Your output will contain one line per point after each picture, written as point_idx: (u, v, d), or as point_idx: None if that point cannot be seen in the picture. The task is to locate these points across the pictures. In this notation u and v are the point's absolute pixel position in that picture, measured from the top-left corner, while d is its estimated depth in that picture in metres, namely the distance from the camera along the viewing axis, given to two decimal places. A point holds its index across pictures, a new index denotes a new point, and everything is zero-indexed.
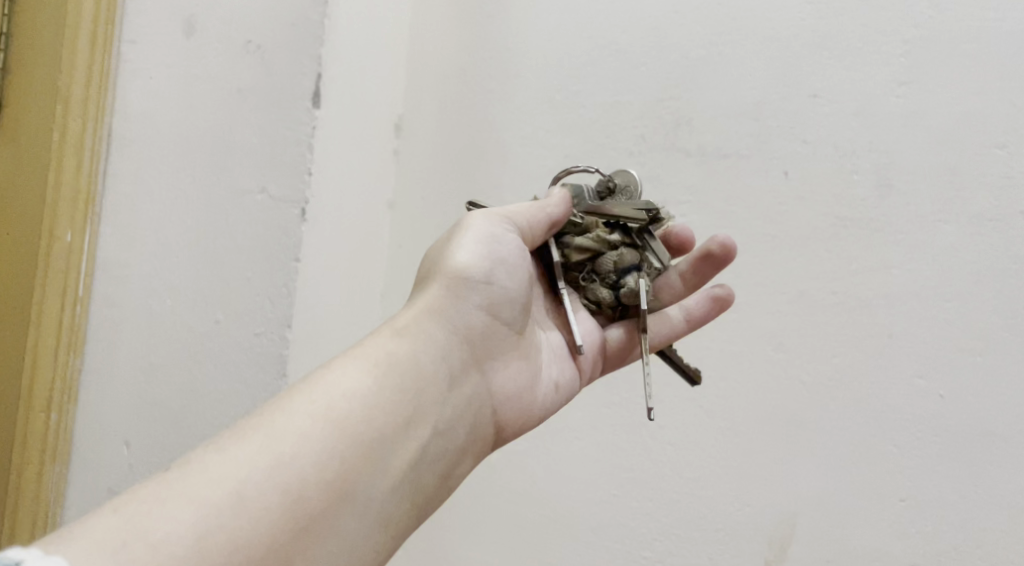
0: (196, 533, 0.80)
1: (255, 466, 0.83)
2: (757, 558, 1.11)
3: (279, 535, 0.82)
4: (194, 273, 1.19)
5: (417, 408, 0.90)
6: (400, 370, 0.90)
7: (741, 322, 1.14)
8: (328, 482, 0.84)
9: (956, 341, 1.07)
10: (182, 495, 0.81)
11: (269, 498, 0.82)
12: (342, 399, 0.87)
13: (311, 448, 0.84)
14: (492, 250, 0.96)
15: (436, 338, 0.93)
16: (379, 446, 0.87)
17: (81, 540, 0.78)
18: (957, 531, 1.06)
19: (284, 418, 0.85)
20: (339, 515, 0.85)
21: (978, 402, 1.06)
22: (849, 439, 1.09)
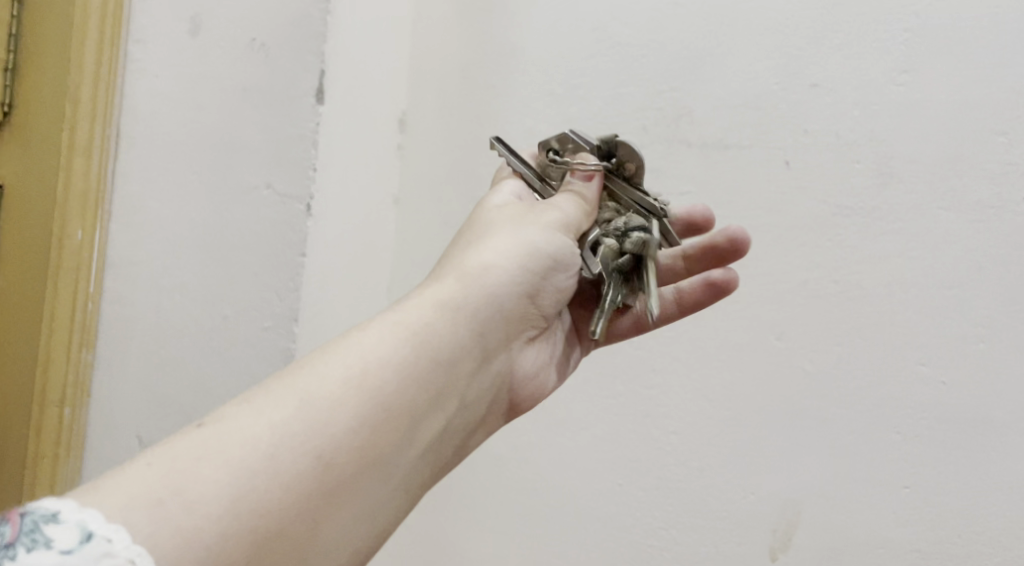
0: (229, 494, 0.80)
1: (291, 430, 0.83)
2: (761, 545, 1.12)
3: (308, 501, 0.82)
4: (203, 269, 1.21)
5: (450, 381, 0.90)
6: (438, 342, 0.89)
7: (742, 312, 1.15)
8: (359, 451, 0.84)
9: (958, 328, 1.08)
10: (217, 454, 0.81)
11: (300, 463, 0.82)
12: (379, 368, 0.87)
13: (345, 415, 0.84)
14: (551, 246, 0.95)
15: (482, 315, 0.92)
16: (409, 416, 0.87)
17: (115, 494, 0.78)
18: (961, 517, 1.06)
19: (321, 383, 0.85)
20: (367, 484, 0.85)
21: (981, 388, 1.06)
22: (852, 427, 1.10)
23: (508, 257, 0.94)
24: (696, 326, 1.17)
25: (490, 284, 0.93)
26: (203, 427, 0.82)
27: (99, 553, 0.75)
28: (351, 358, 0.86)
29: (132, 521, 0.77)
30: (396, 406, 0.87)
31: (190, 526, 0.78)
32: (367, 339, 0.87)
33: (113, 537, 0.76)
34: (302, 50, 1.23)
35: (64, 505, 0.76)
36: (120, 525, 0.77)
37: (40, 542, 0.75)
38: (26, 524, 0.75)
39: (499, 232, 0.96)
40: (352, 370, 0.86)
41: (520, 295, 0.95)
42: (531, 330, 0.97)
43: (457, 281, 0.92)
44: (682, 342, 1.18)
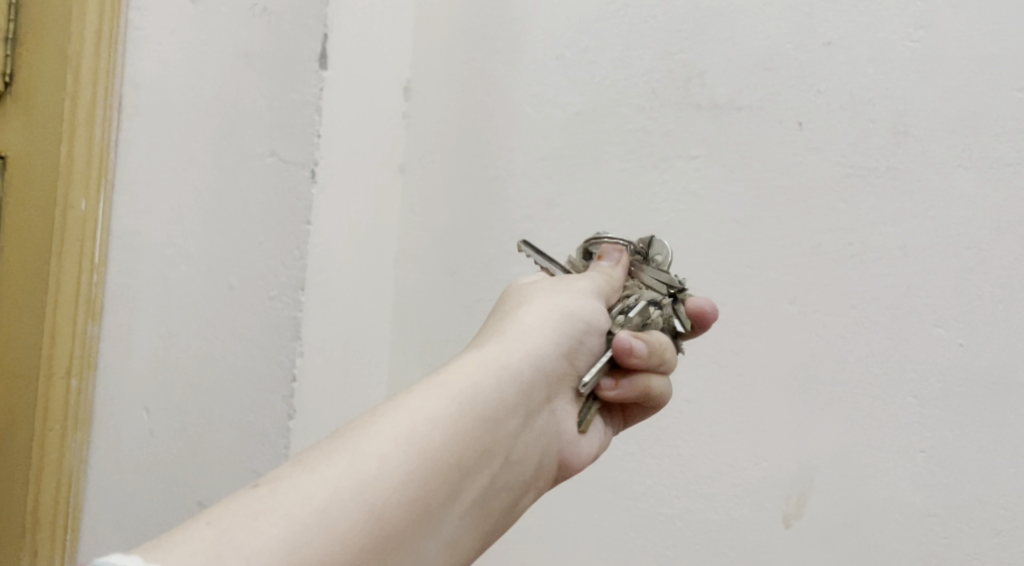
0: (286, 551, 0.78)
1: (344, 488, 0.82)
2: (776, 513, 1.11)
3: (360, 556, 0.81)
4: (207, 239, 1.20)
5: (495, 440, 0.89)
6: (485, 400, 0.89)
7: (754, 276, 1.13)
8: (409, 505, 0.84)
9: (976, 289, 1.06)
10: (272, 510, 0.79)
11: (353, 519, 0.81)
12: (428, 426, 0.86)
13: (395, 472, 0.83)
14: (591, 312, 0.95)
15: (529, 375, 0.92)
16: (457, 473, 0.86)
17: (173, 551, 0.76)
18: (977, 481, 1.05)
19: (371, 440, 0.84)
20: (416, 538, 0.84)
21: (1000, 349, 1.05)
22: (867, 392, 1.08)
23: (546, 319, 0.94)
24: (708, 292, 1.15)
25: (531, 345, 0.93)
26: (259, 486, 0.81)
27: None
28: (400, 418, 0.86)
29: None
30: (445, 463, 0.86)
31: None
32: (416, 399, 0.87)
33: None
34: (305, 13, 1.19)
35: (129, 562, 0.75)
36: None
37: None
38: None
39: (538, 299, 0.96)
40: (401, 429, 0.85)
41: (560, 359, 0.94)
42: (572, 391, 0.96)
43: (498, 345, 0.93)
44: None
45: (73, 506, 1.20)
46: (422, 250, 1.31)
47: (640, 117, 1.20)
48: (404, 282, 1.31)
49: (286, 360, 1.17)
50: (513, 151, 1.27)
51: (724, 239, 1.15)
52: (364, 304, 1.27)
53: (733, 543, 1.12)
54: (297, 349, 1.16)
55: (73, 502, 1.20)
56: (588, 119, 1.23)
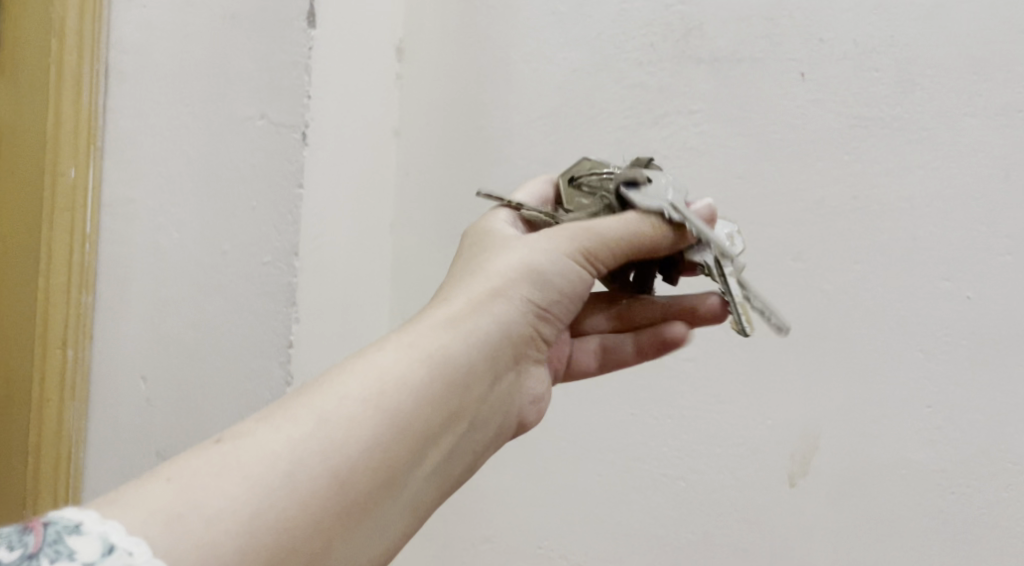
0: (246, 513, 0.77)
1: (307, 449, 0.80)
2: (781, 473, 1.09)
3: (323, 520, 0.80)
4: (199, 206, 1.18)
5: (461, 402, 0.87)
6: (457, 364, 0.87)
7: (758, 233, 1.11)
8: (373, 468, 0.82)
9: (983, 240, 1.03)
10: (233, 470, 0.78)
11: (315, 483, 0.80)
12: (395, 388, 0.84)
13: (360, 436, 0.82)
14: (562, 275, 0.91)
15: (497, 337, 0.89)
16: (423, 438, 0.84)
17: (133, 507, 0.76)
18: (985, 435, 1.03)
19: (336, 401, 0.82)
20: (379, 504, 0.82)
21: (1007, 300, 1.03)
22: (872, 348, 1.06)
23: (515, 282, 0.90)
24: None
25: (500, 309, 0.89)
26: (222, 442, 0.80)
27: None
28: (367, 378, 0.83)
29: (152, 532, 0.75)
30: (412, 428, 0.84)
31: (208, 542, 0.76)
32: (385, 358, 0.85)
33: (135, 550, 0.74)
34: None
35: (87, 517, 0.74)
36: (140, 537, 0.75)
37: (63, 554, 0.73)
38: (48, 535, 0.73)
39: (507, 251, 0.92)
40: (369, 391, 0.83)
41: (531, 319, 0.91)
42: (538, 352, 0.94)
43: (470, 302, 0.89)
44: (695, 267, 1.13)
45: (74, 470, 1.25)
46: (418, 213, 1.29)
47: (637, 71, 1.17)
48: (401, 246, 1.29)
49: (281, 328, 1.13)
50: (510, 110, 1.24)
51: (725, 195, 1.12)
52: (360, 267, 1.24)
53: (738, 502, 1.10)
54: (293, 316, 1.13)
55: (74, 466, 1.25)
56: (585, 75, 1.20)
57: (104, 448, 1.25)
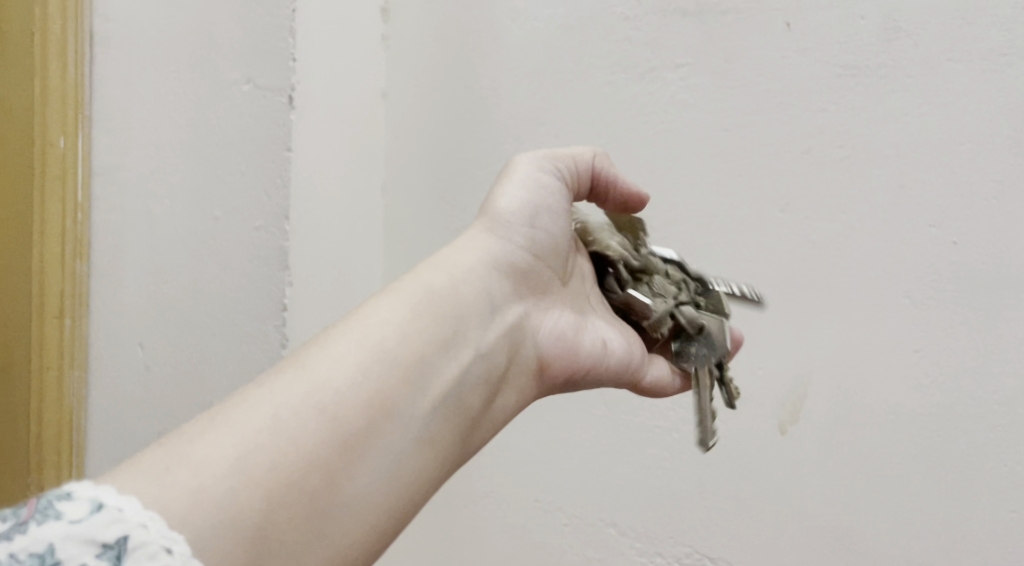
0: (236, 455, 0.79)
1: (293, 389, 0.82)
2: (771, 421, 1.11)
3: (319, 453, 0.81)
4: (188, 173, 1.19)
5: (451, 335, 0.89)
6: (439, 299, 0.90)
7: (746, 185, 1.11)
8: (366, 402, 0.83)
9: (968, 185, 1.03)
10: (220, 421, 0.81)
11: (305, 417, 0.81)
12: (380, 326, 0.87)
13: (347, 369, 0.84)
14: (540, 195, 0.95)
15: (478, 272, 0.93)
16: (417, 366, 0.86)
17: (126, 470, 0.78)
18: (972, 378, 1.03)
19: (321, 345, 0.85)
20: (379, 437, 0.83)
21: (992, 244, 1.02)
22: (861, 296, 1.06)
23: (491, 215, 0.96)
24: (700, 203, 1.14)
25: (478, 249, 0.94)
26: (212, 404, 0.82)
27: (109, 520, 0.74)
28: (348, 323, 0.87)
29: (144, 490, 0.77)
30: (402, 357, 0.86)
31: (199, 488, 0.77)
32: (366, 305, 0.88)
33: (125, 506, 0.75)
34: None
35: (76, 484, 0.76)
36: (130, 495, 0.76)
37: (52, 516, 0.74)
38: (39, 503, 0.75)
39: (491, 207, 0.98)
40: (351, 332, 0.86)
41: (516, 251, 0.95)
42: (538, 289, 0.96)
43: (449, 250, 0.94)
44: (685, 220, 1.14)
45: (76, 438, 1.27)
46: (409, 174, 1.29)
47: (624, 26, 1.17)
48: (394, 207, 1.30)
49: (274, 291, 1.14)
50: (497, 69, 1.24)
51: (712, 148, 1.13)
52: (355, 230, 1.26)
53: (730, 450, 1.13)
54: (286, 278, 1.14)
55: (76, 435, 1.27)
56: (570, 32, 1.20)
57: (106, 413, 1.27)
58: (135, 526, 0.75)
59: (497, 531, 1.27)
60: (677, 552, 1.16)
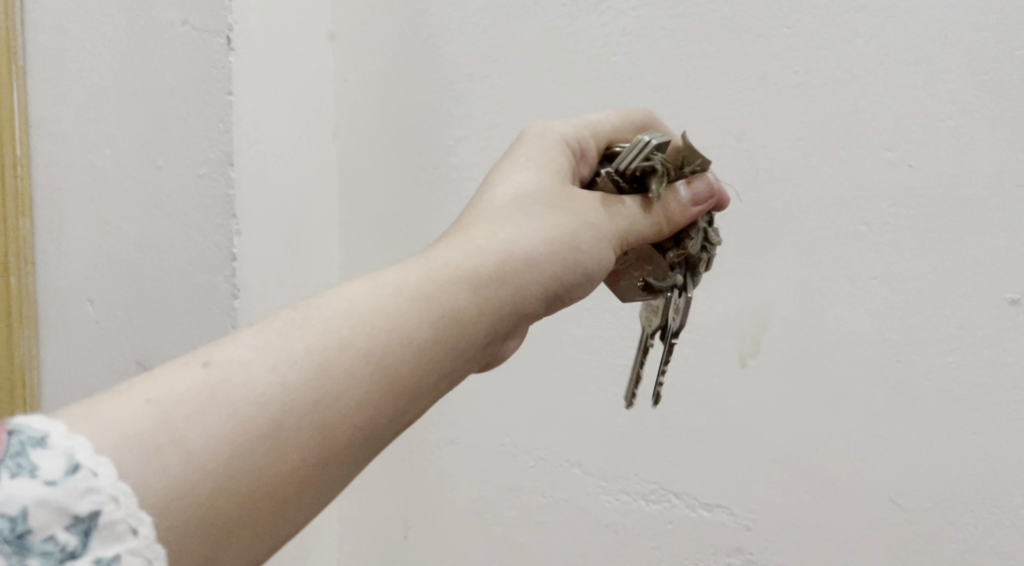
0: (224, 455, 0.71)
1: (300, 394, 0.74)
2: (731, 355, 1.09)
3: (299, 474, 0.73)
4: (129, 121, 1.16)
5: (456, 362, 0.80)
6: (459, 318, 0.80)
7: (700, 116, 1.09)
8: (361, 428, 0.75)
9: (923, 107, 1.00)
10: (220, 408, 0.72)
11: (302, 433, 0.73)
12: (398, 342, 0.77)
13: (355, 389, 0.75)
14: (590, 242, 0.86)
15: (501, 290, 0.83)
16: (416, 397, 0.78)
17: (103, 426, 0.70)
18: (930, 303, 1.01)
19: (339, 349, 0.76)
20: (358, 466, 0.76)
21: (948, 166, 1.00)
22: (817, 225, 1.05)
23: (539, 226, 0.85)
24: None
25: (516, 268, 0.83)
26: (210, 369, 0.73)
27: (84, 488, 0.67)
28: (374, 321, 0.77)
29: (123, 457, 0.69)
30: (408, 386, 0.78)
31: (181, 476, 0.70)
32: (394, 296, 0.79)
33: (101, 472, 0.68)
34: None
35: (53, 430, 0.68)
36: (110, 460, 0.69)
37: (25, 470, 0.67)
38: (11, 446, 0.67)
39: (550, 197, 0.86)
40: (376, 340, 0.77)
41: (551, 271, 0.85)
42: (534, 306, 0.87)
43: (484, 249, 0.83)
44: None
45: (30, 398, 1.26)
46: (362, 120, 1.26)
47: None
48: (347, 155, 1.27)
49: (222, 242, 1.12)
50: (444, 5, 1.20)
51: (665, 78, 1.10)
52: (308, 179, 1.22)
53: (692, 385, 1.12)
54: (233, 228, 1.11)
55: (30, 395, 1.26)
56: None
57: (58, 369, 1.25)
58: (106, 500, 0.68)
59: (464, 475, 1.26)
60: (642, 489, 1.15)
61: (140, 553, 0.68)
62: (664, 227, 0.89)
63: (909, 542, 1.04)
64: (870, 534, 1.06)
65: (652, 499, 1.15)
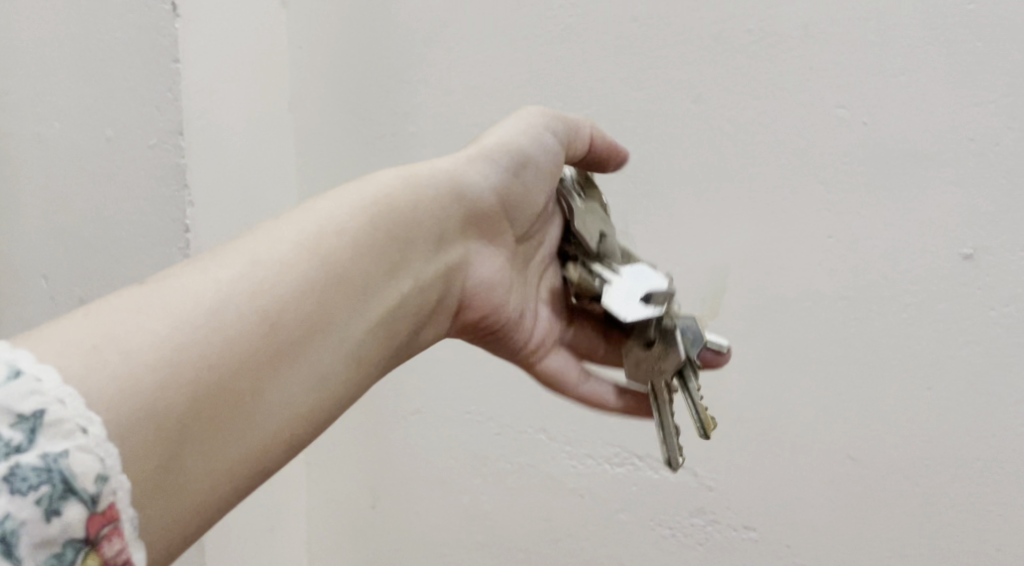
0: (171, 349, 0.73)
1: (236, 287, 0.77)
2: (691, 317, 1.09)
3: (248, 363, 0.76)
4: (77, 92, 1.14)
5: (395, 257, 0.85)
6: (390, 215, 0.85)
7: (655, 77, 1.08)
8: (305, 314, 0.79)
9: (877, 62, 0.99)
10: (155, 309, 0.74)
11: (244, 321, 0.76)
12: (331, 238, 0.82)
13: (292, 279, 0.79)
14: (529, 147, 0.91)
15: (442, 195, 0.88)
16: (357, 287, 0.82)
17: (48, 339, 0.71)
18: (886, 260, 1.01)
19: (271, 246, 0.80)
20: (309, 351, 0.79)
21: (902, 122, 0.99)
22: (774, 184, 1.04)
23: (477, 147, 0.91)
24: (610, 98, 1.10)
25: (451, 175, 0.89)
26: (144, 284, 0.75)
27: (28, 390, 0.68)
28: (302, 225, 0.82)
29: (65, 364, 0.70)
30: (347, 274, 0.82)
31: (127, 373, 0.71)
32: (319, 206, 0.83)
33: (44, 377, 0.69)
34: None
35: None
36: (51, 366, 0.70)
37: None
38: None
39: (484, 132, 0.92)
40: (306, 236, 0.81)
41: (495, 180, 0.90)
42: (493, 235, 0.92)
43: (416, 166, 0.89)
44: (598, 118, 1.11)
45: None
46: (318, 88, 1.23)
47: None
48: (304, 124, 1.24)
49: (175, 213, 1.10)
50: None
51: (619, 39, 1.09)
52: (265, 151, 1.19)
53: None
54: (186, 198, 1.09)
55: None
56: None
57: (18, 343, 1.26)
58: (52, 401, 0.68)
59: (429, 445, 1.25)
60: (607, 453, 1.16)
61: (89, 450, 0.69)
62: (604, 135, 0.95)
63: (870, 499, 1.05)
64: (831, 491, 1.06)
65: (616, 462, 1.15)
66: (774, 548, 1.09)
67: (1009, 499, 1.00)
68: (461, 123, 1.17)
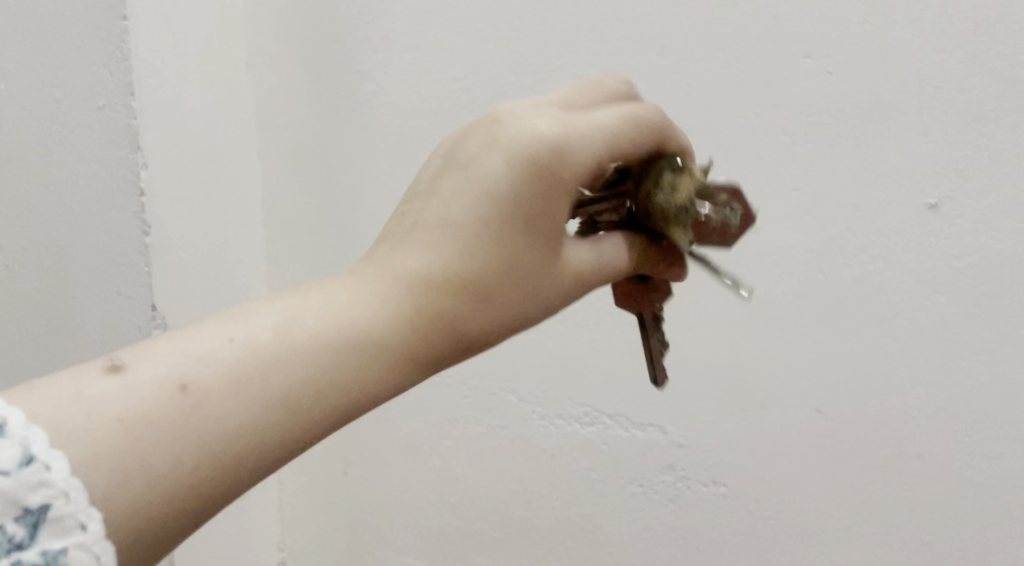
0: (167, 467, 0.69)
1: (244, 419, 0.71)
2: None
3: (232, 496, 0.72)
4: (24, 55, 1.11)
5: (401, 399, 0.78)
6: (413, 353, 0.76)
7: (617, 30, 1.06)
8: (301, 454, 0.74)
9: (839, 10, 0.98)
10: (163, 423, 0.70)
11: (243, 458, 0.71)
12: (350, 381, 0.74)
13: (302, 421, 0.73)
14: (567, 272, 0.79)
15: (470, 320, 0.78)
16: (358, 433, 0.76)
17: None
18: (853, 212, 1.00)
19: (294, 376, 0.73)
20: None
21: (866, 71, 0.98)
22: (739, 138, 1.02)
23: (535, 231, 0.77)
24: (573, 52, 1.08)
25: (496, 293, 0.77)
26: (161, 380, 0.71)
27: (36, 480, 0.66)
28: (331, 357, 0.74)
29: None
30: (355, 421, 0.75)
31: (120, 481, 0.68)
32: (363, 307, 0.76)
33: (52, 465, 0.67)
34: None
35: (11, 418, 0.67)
36: (51, 446, 0.67)
37: None
38: None
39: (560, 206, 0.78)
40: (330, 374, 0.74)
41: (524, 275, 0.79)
42: None
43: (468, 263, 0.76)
44: (561, 73, 1.08)
45: None
46: (276, 48, 1.20)
47: None
48: (263, 84, 1.21)
49: (127, 176, 1.07)
50: None
51: None
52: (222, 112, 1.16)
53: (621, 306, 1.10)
54: (138, 160, 1.07)
55: None
56: None
57: None
58: (58, 494, 0.66)
59: (400, 409, 1.24)
60: (576, 412, 1.14)
61: (87, 548, 0.67)
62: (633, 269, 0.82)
63: (838, 450, 1.04)
64: (800, 445, 1.05)
65: (587, 422, 1.14)
66: (744, 503, 1.09)
67: (975, 446, 1.00)
68: (421, 81, 1.15)
